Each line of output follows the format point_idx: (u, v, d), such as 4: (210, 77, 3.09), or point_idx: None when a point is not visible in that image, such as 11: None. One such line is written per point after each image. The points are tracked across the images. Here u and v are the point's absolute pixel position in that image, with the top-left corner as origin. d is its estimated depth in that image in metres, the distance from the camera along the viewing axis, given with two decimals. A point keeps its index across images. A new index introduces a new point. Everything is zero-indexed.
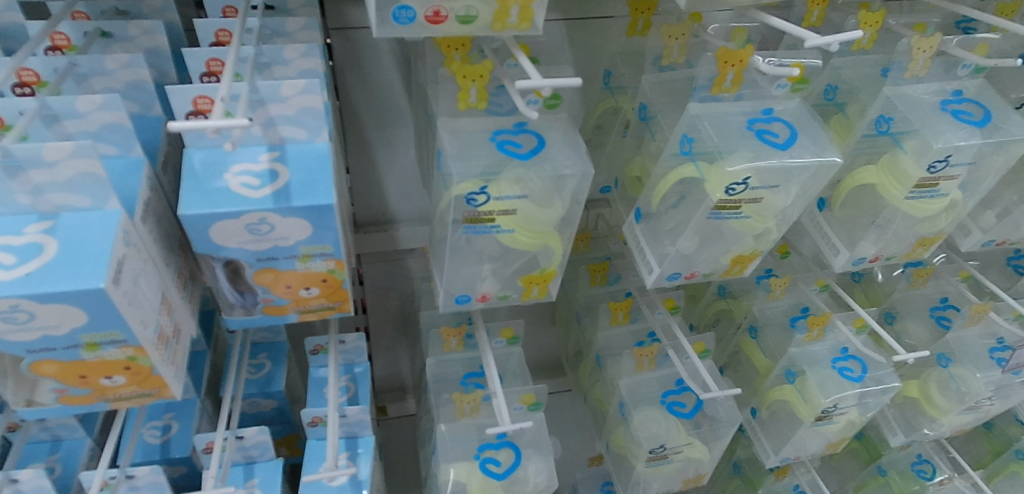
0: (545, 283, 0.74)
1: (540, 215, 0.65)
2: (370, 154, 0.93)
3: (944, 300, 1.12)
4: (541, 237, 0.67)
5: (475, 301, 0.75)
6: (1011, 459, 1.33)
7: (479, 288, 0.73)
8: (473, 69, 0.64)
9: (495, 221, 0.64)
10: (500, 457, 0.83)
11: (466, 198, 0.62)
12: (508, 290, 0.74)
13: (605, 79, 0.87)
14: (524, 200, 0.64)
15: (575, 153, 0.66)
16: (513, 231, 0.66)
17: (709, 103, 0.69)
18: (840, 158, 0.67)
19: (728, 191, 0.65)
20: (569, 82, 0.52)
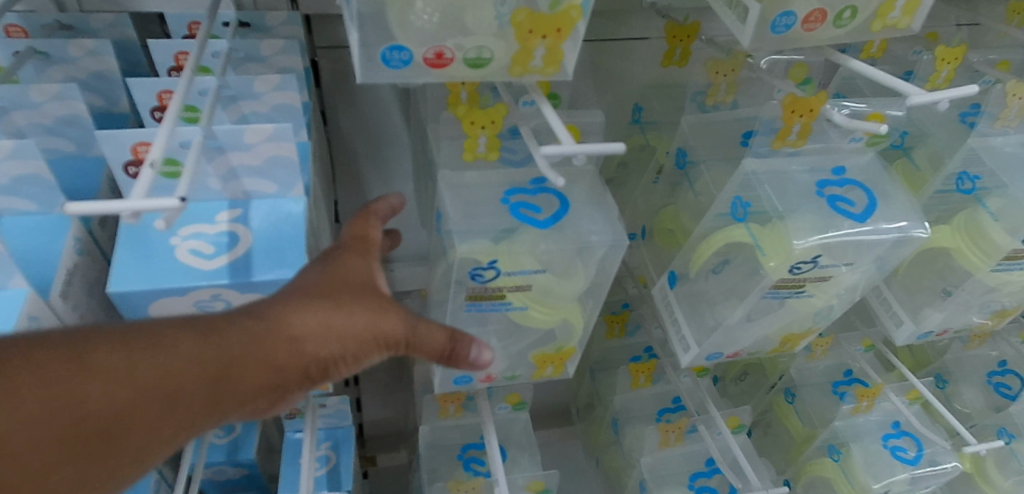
0: (561, 361, 0.61)
1: (560, 290, 0.53)
2: (363, 188, 0.81)
3: (1002, 363, 0.98)
4: (558, 312, 0.55)
5: (477, 381, 0.62)
6: None
7: (481, 367, 0.60)
8: (484, 113, 0.51)
9: (505, 298, 0.53)
10: None
11: (471, 273, 0.51)
12: (517, 369, 0.61)
13: (635, 114, 0.76)
14: (542, 274, 0.52)
15: (605, 216, 0.54)
16: (528, 308, 0.54)
17: (768, 158, 0.58)
18: (927, 232, 0.56)
19: (792, 270, 0.54)
20: (609, 148, 0.41)
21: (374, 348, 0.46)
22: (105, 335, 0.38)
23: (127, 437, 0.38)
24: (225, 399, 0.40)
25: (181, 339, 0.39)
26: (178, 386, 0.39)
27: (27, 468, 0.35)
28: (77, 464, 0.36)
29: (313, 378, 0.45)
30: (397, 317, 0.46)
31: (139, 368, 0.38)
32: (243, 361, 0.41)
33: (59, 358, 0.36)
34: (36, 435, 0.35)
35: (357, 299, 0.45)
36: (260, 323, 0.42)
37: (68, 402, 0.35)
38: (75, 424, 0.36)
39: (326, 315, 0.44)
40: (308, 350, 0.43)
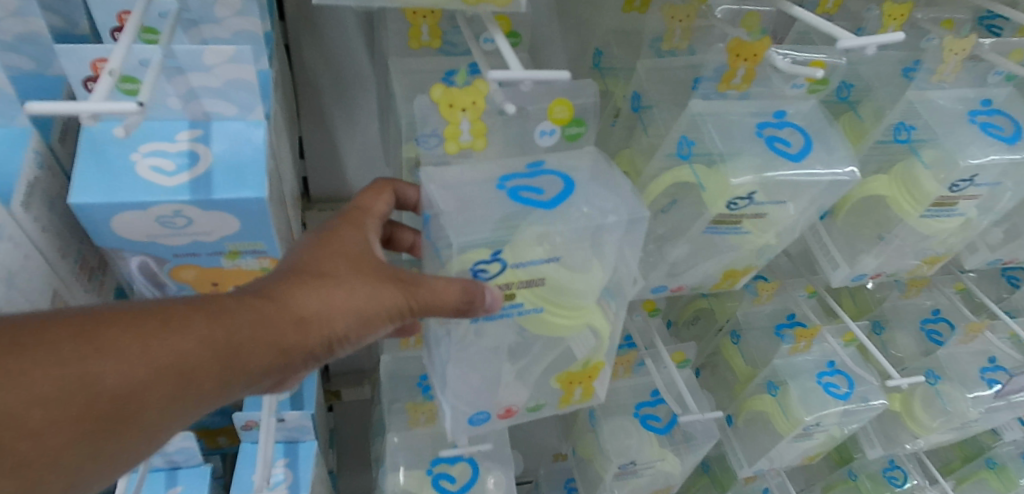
0: (590, 379, 0.63)
1: (572, 287, 0.53)
2: (328, 126, 0.82)
3: (936, 311, 1.06)
4: (575, 313, 0.55)
5: (497, 417, 0.62)
6: (982, 468, 1.44)
7: (503, 400, 0.60)
8: (464, 94, 0.54)
9: (515, 296, 0.53)
10: (454, 471, 0.77)
11: (474, 270, 0.51)
12: (542, 394, 0.62)
13: (594, 59, 0.77)
14: (552, 263, 0.52)
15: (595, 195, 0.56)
16: (542, 310, 0.54)
17: (714, 101, 0.61)
18: (858, 173, 0.59)
19: (729, 206, 0.57)
20: (555, 74, 0.44)
21: (373, 319, 0.52)
22: (115, 319, 0.43)
23: (139, 414, 0.43)
24: (237, 373, 0.46)
25: (191, 317, 0.45)
26: (193, 365, 0.44)
27: (47, 443, 0.39)
28: (91, 444, 0.41)
29: (316, 356, 0.51)
30: (389, 290, 0.52)
31: (151, 348, 0.43)
32: (255, 340, 0.46)
33: (71, 340, 0.41)
34: (52, 414, 0.39)
35: (353, 277, 0.52)
36: (268, 307, 0.48)
37: (83, 379, 0.40)
38: (90, 402, 0.41)
39: (328, 296, 0.50)
40: (312, 326, 0.49)
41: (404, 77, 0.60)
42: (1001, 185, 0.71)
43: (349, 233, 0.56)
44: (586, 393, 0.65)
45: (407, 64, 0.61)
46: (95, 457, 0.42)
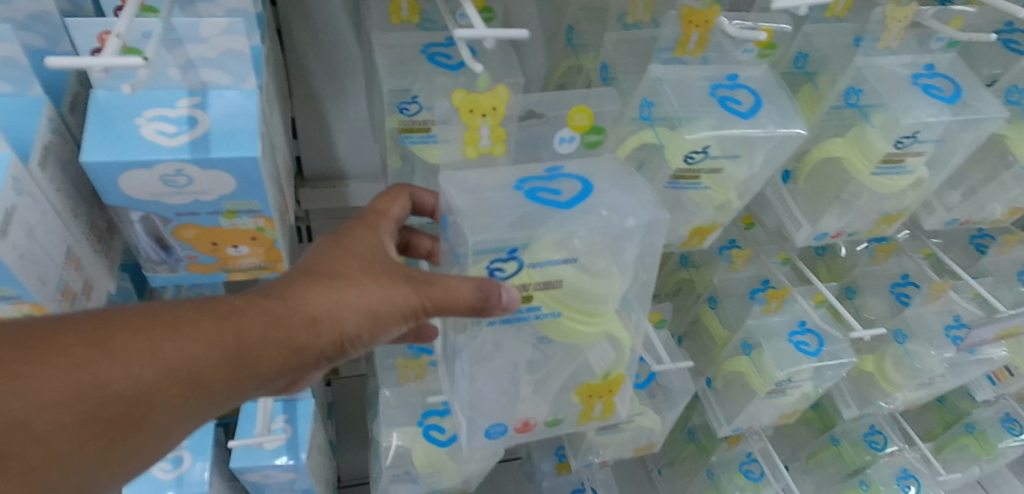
0: (611, 395, 0.68)
1: (593, 295, 0.57)
2: (319, 106, 0.87)
3: (905, 276, 1.10)
4: (592, 320, 0.59)
5: (515, 430, 0.67)
6: (960, 433, 1.49)
7: (521, 413, 0.66)
8: (486, 101, 0.61)
9: (532, 298, 0.57)
10: (445, 423, 0.81)
11: (491, 269, 0.55)
12: (564, 409, 0.68)
13: (566, 35, 0.82)
14: (568, 266, 0.56)
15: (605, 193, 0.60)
16: (560, 314, 0.58)
17: (672, 66, 0.66)
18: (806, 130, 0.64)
19: (686, 159, 0.63)
20: (514, 32, 0.49)
21: (381, 318, 0.56)
22: (132, 323, 0.47)
23: (150, 413, 0.47)
24: (250, 372, 0.51)
25: (202, 322, 0.49)
26: (207, 366, 0.49)
27: (69, 440, 0.44)
28: (108, 441, 0.46)
29: (327, 353, 0.56)
30: (395, 292, 0.57)
31: (167, 351, 0.47)
32: (267, 342, 0.51)
33: (89, 345, 0.45)
34: (68, 415, 0.44)
35: (360, 279, 0.57)
36: (278, 310, 0.52)
37: (102, 382, 0.45)
38: (103, 404, 0.45)
39: (337, 298, 0.55)
40: (321, 326, 0.54)
41: (385, 51, 0.65)
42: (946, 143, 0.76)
43: (361, 238, 0.61)
44: (606, 409, 0.70)
45: (389, 38, 0.66)
46: (108, 455, 0.47)
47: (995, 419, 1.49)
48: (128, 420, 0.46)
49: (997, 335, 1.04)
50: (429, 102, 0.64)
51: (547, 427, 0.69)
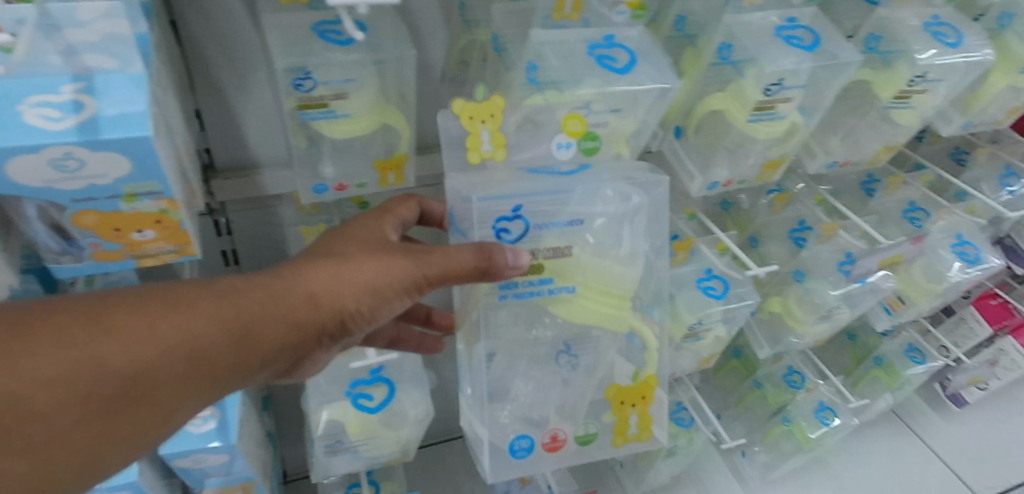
0: (644, 405, 0.79)
1: (606, 279, 0.71)
2: (224, 98, 0.87)
3: (802, 221, 1.20)
4: (608, 300, 0.71)
5: (546, 445, 0.79)
6: (871, 366, 1.62)
7: (548, 425, 0.78)
8: (483, 109, 0.68)
9: (542, 269, 0.70)
10: (373, 392, 0.87)
11: (500, 230, 0.68)
12: (596, 422, 0.79)
13: (460, 10, 0.85)
14: (574, 226, 0.71)
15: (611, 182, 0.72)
16: (574, 289, 0.71)
17: (552, 31, 0.70)
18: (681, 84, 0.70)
19: (572, 114, 0.69)
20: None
21: (376, 292, 0.67)
22: (135, 304, 0.55)
23: (152, 389, 0.54)
24: (252, 345, 0.60)
25: (203, 301, 0.58)
26: (209, 342, 0.57)
27: (73, 411, 0.50)
28: (105, 416, 0.52)
29: (324, 328, 0.65)
30: (387, 268, 0.67)
31: (172, 327, 0.55)
32: (270, 315, 0.61)
33: (84, 326, 0.52)
34: (65, 390, 0.50)
35: (355, 260, 0.67)
36: (278, 289, 0.62)
37: (99, 360, 0.51)
38: (105, 380, 0.52)
39: (332, 276, 0.65)
40: (319, 301, 0.64)
41: (277, 32, 0.67)
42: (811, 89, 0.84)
43: (358, 231, 0.73)
44: (642, 425, 0.80)
45: (279, 19, 0.68)
46: (108, 431, 0.53)
47: (901, 350, 1.58)
48: (128, 393, 0.53)
49: (880, 265, 1.15)
50: (324, 76, 0.67)
51: (580, 445, 0.79)
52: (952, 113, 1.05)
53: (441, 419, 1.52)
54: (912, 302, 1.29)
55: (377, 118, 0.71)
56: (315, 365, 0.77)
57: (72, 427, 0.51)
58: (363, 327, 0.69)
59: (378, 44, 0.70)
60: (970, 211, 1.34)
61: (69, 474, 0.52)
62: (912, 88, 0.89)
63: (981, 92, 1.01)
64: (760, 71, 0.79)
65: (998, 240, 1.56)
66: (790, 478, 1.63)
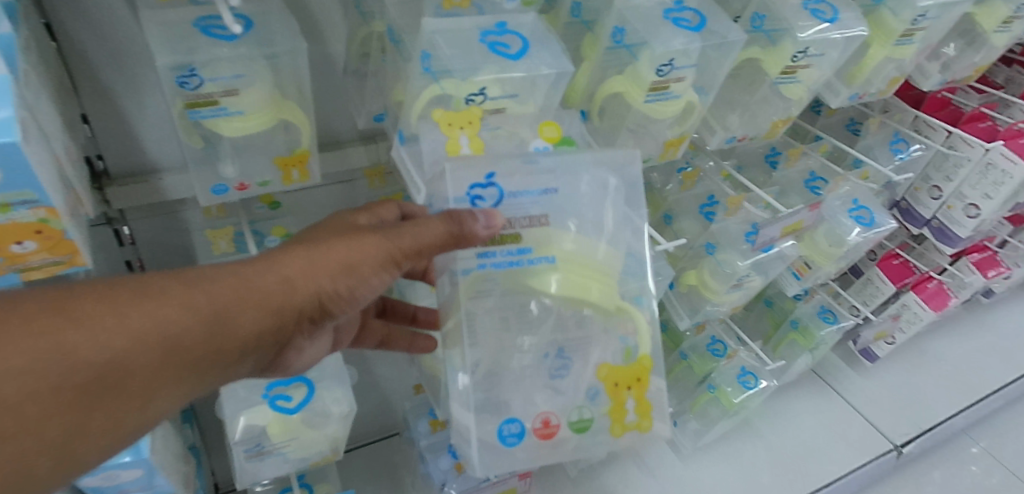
0: (641, 388, 0.75)
1: (586, 251, 0.70)
2: (114, 101, 0.84)
3: (711, 197, 1.26)
4: (589, 269, 0.70)
5: (535, 430, 0.73)
6: (789, 330, 1.69)
7: (536, 408, 0.73)
8: (461, 116, 0.70)
9: (520, 238, 0.69)
10: (291, 393, 0.88)
11: (472, 194, 0.67)
12: (590, 407, 0.74)
13: (357, 3, 0.85)
14: (549, 194, 0.70)
15: (590, 168, 0.72)
16: (556, 261, 0.69)
17: (444, 20, 0.71)
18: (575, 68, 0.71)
19: (468, 101, 0.70)
20: None
21: (351, 272, 0.67)
22: (106, 295, 0.55)
23: (127, 377, 0.55)
24: (226, 331, 0.61)
25: (172, 289, 0.58)
26: (183, 328, 0.58)
27: (46, 401, 0.51)
28: (82, 406, 0.53)
29: (300, 311, 0.66)
30: (361, 247, 0.68)
31: (144, 316, 0.56)
32: (243, 300, 0.62)
33: (54, 317, 0.52)
34: (38, 381, 0.50)
35: (329, 242, 0.68)
36: (250, 275, 0.63)
37: (71, 349, 0.52)
38: (78, 368, 0.52)
39: (305, 259, 0.66)
40: (294, 284, 0.65)
41: (157, 27, 0.66)
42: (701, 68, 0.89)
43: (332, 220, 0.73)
44: (641, 413, 0.75)
45: (162, 16, 0.67)
46: (84, 419, 0.53)
47: (814, 313, 1.68)
48: (104, 381, 0.53)
49: (783, 233, 1.20)
50: (211, 73, 0.66)
51: (575, 433, 0.74)
52: (839, 85, 1.11)
53: (377, 417, 1.52)
54: (817, 266, 1.36)
55: (273, 114, 0.70)
56: (299, 355, 0.80)
57: (47, 417, 0.51)
58: (342, 309, 0.71)
59: (268, 39, 0.69)
60: (866, 177, 1.40)
61: (48, 466, 0.53)
62: (797, 63, 0.94)
63: (862, 65, 1.07)
64: (651, 53, 0.81)
65: (895, 203, 1.63)
66: (719, 443, 1.71)
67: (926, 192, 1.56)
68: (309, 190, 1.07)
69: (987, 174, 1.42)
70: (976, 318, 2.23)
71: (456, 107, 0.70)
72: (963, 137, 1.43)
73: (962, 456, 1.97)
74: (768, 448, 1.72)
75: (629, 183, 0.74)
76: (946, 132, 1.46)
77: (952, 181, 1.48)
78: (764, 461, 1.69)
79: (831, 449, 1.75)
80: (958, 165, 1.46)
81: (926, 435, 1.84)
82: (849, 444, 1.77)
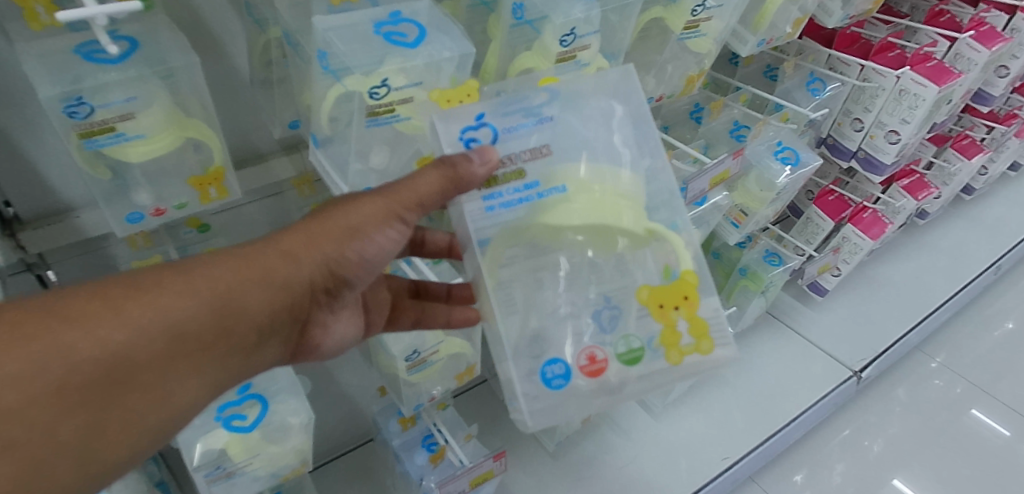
0: (690, 307, 0.70)
1: (601, 178, 0.68)
2: (10, 147, 0.80)
3: None
4: (605, 201, 0.67)
5: (580, 371, 0.68)
6: (739, 277, 1.74)
7: (580, 347, 0.69)
8: (459, 91, 0.71)
9: (523, 174, 0.68)
10: (245, 411, 0.88)
11: (466, 136, 0.67)
12: (639, 335, 0.70)
13: (249, 11, 0.85)
14: (542, 133, 0.69)
15: (590, 98, 0.72)
16: (566, 189, 0.68)
17: (334, 18, 0.71)
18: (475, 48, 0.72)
19: (372, 95, 0.68)
20: (126, 6, 0.58)
21: (355, 237, 0.66)
22: (101, 291, 0.54)
23: (137, 369, 0.54)
24: (233, 312, 0.60)
25: (168, 280, 0.57)
26: (186, 315, 0.57)
27: (52, 405, 0.50)
28: (95, 405, 0.52)
29: (308, 283, 0.65)
30: (361, 210, 0.66)
31: (141, 308, 0.54)
32: (245, 280, 0.61)
33: (46, 320, 0.51)
34: (39, 385, 0.49)
35: (327, 213, 0.67)
36: (249, 257, 0.62)
37: (68, 350, 0.51)
38: (83, 367, 0.51)
39: (303, 235, 0.65)
40: (296, 257, 0.64)
41: (37, 60, 0.64)
42: (603, 33, 0.90)
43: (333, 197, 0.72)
44: (698, 332, 0.70)
45: (39, 48, 0.65)
46: (101, 418, 0.52)
47: (760, 258, 1.73)
48: (111, 376, 0.52)
49: (711, 184, 1.23)
50: (101, 100, 0.63)
51: (627, 365, 0.69)
52: (745, 34, 1.15)
53: (350, 424, 1.50)
54: (753, 213, 1.41)
55: (177, 133, 0.69)
56: (326, 334, 0.79)
57: (59, 421, 0.50)
58: (357, 275, 0.69)
59: (161, 57, 0.68)
60: (785, 118, 1.44)
61: (70, 475, 0.52)
62: (697, 17, 0.97)
63: (764, 11, 1.10)
64: (552, 25, 0.82)
65: (822, 141, 1.70)
66: (689, 396, 1.76)
67: (849, 125, 1.62)
68: (238, 207, 1.04)
69: (901, 99, 1.49)
70: (913, 240, 2.35)
71: (453, 84, 0.71)
72: (875, 69, 1.48)
73: (923, 371, 2.07)
74: (738, 394, 1.78)
75: (632, 103, 0.72)
76: (859, 66, 1.51)
77: (871, 111, 1.55)
78: (734, 407, 1.75)
79: (797, 385, 1.82)
80: (874, 96, 1.52)
81: (882, 357, 1.93)
82: (813, 378, 1.84)
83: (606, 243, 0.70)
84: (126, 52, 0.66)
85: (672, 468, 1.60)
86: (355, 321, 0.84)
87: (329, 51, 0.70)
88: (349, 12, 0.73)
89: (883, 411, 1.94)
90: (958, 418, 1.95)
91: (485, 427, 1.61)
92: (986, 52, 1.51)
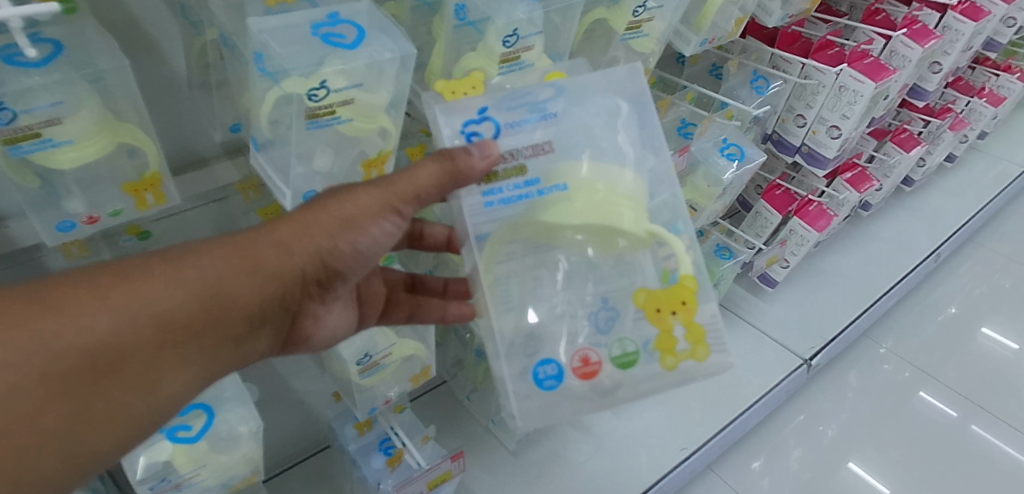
0: (688, 312, 0.72)
1: (602, 178, 0.68)
2: None
3: None
4: (607, 201, 0.67)
5: (574, 372, 0.70)
6: None
7: (574, 348, 0.71)
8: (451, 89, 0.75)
9: (525, 170, 0.69)
10: (191, 421, 0.83)
11: (467, 131, 0.68)
12: (634, 339, 0.71)
13: (182, 11, 0.82)
14: (548, 128, 0.70)
15: (597, 95, 0.72)
16: (567, 187, 0.68)
17: (268, 20, 0.69)
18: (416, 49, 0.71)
19: (311, 97, 0.66)
20: (46, 8, 0.56)
21: (350, 227, 0.66)
22: (89, 279, 0.56)
23: (121, 358, 0.56)
24: (220, 304, 0.61)
25: (156, 270, 0.59)
26: (171, 307, 0.58)
27: (35, 392, 0.52)
28: (78, 394, 0.54)
29: (298, 275, 0.66)
30: (358, 200, 0.66)
31: (125, 299, 0.56)
32: (234, 272, 0.62)
33: (30, 308, 0.53)
34: (23, 371, 0.51)
35: (323, 199, 0.67)
36: (239, 247, 0.63)
37: (53, 339, 0.53)
38: (65, 356, 0.53)
39: (296, 225, 0.65)
40: (286, 249, 0.65)
41: None
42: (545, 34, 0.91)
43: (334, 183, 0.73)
44: (693, 338, 0.71)
45: None
46: (84, 408, 0.54)
47: (712, 252, 1.77)
48: (95, 366, 0.54)
49: None
50: (25, 104, 0.59)
51: (621, 369, 0.71)
52: (688, 34, 1.17)
53: (306, 433, 1.46)
54: (702, 208, 1.45)
55: (108, 138, 0.65)
56: (318, 325, 0.78)
57: (41, 410, 0.52)
58: (350, 266, 0.69)
59: (90, 60, 0.64)
60: (729, 115, 1.47)
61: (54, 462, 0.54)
62: (638, 18, 0.98)
63: (705, 11, 1.13)
64: (495, 26, 0.82)
65: (767, 137, 1.75)
66: None
67: (793, 122, 1.68)
68: (179, 214, 1.00)
69: (841, 96, 1.54)
70: (858, 231, 2.45)
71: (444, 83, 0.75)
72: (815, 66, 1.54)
73: (871, 357, 2.16)
74: (699, 387, 1.82)
75: (638, 102, 0.73)
76: (801, 64, 1.56)
77: (813, 107, 1.61)
78: (694, 398, 1.79)
79: (754, 374, 1.87)
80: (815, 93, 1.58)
81: (832, 344, 2.00)
82: (769, 367, 1.90)
83: (605, 242, 0.70)
84: (51, 54, 0.63)
85: (636, 461, 1.62)
86: (347, 314, 0.84)
87: (266, 53, 0.68)
88: (286, 13, 0.72)
89: (835, 397, 2.01)
90: (907, 401, 2.04)
91: (448, 429, 1.60)
92: (919, 49, 1.58)
